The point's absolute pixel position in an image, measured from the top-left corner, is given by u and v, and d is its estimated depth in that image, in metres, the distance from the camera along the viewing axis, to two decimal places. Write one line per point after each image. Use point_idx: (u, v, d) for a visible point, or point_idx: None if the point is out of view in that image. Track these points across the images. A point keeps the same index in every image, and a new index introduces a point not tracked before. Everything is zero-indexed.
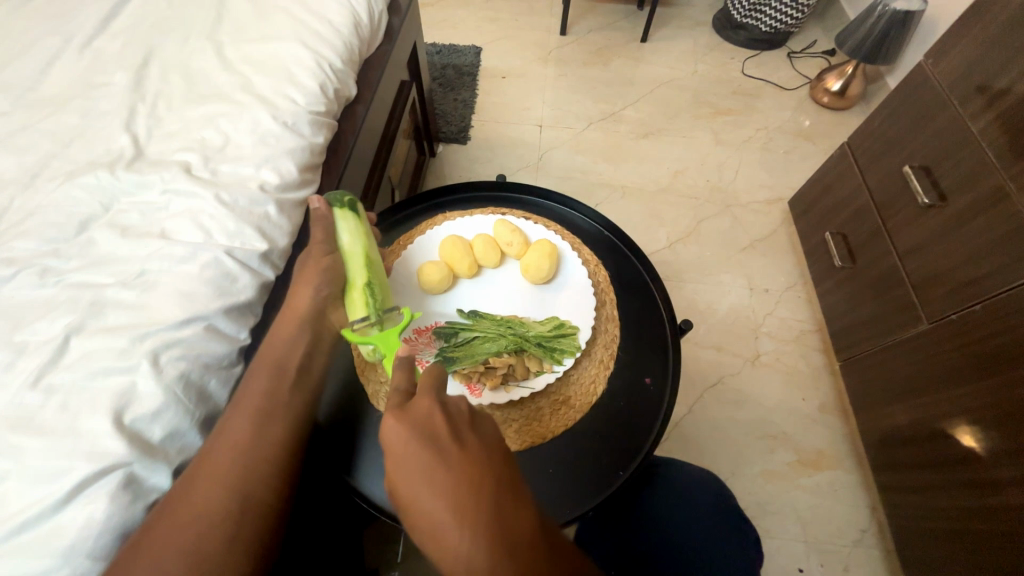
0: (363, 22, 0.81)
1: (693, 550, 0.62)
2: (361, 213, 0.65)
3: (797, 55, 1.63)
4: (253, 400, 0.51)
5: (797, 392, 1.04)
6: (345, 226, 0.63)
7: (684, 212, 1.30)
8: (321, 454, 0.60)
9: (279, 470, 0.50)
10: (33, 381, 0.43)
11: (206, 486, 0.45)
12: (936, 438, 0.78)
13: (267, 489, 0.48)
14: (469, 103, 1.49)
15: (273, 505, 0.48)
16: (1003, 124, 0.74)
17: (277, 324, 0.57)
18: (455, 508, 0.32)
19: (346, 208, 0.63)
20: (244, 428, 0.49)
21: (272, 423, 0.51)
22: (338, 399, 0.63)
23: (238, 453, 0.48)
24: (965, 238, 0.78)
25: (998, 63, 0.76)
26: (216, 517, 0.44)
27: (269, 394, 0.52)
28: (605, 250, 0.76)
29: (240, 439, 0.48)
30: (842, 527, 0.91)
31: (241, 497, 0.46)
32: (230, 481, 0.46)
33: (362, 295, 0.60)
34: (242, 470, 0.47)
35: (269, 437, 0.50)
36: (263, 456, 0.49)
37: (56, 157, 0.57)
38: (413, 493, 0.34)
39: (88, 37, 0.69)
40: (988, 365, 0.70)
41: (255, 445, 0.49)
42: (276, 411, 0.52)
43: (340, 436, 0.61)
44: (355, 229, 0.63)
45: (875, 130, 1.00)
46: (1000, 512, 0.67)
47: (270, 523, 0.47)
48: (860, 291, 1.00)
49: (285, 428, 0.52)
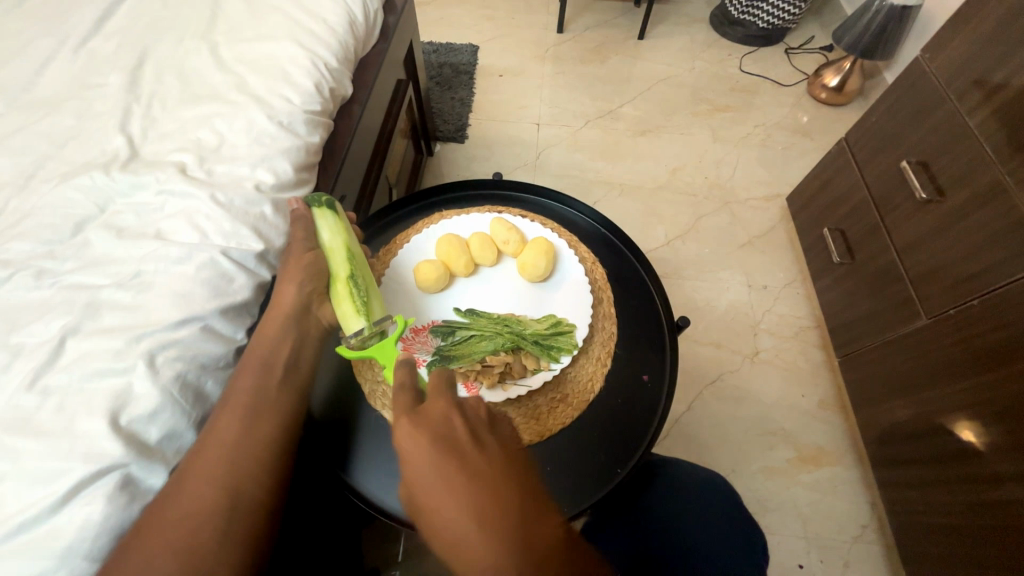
0: (358, 20, 0.81)
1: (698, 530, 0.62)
2: (339, 210, 0.64)
3: (795, 51, 1.63)
4: (243, 400, 0.51)
5: (796, 388, 1.04)
6: (325, 225, 0.62)
7: (683, 209, 1.30)
8: (317, 454, 0.60)
9: (270, 469, 0.50)
10: (29, 384, 0.43)
11: (197, 484, 0.45)
12: (935, 433, 0.78)
13: (257, 487, 0.48)
14: (467, 101, 1.49)
15: (264, 504, 0.48)
16: (1000, 118, 0.74)
17: (273, 324, 0.57)
18: (479, 518, 0.38)
19: (325, 208, 0.62)
20: (235, 426, 0.49)
21: (263, 421, 0.52)
22: (332, 399, 0.63)
23: (230, 451, 0.48)
24: (963, 233, 0.78)
25: (995, 57, 0.76)
26: (206, 515, 0.44)
27: (259, 393, 0.53)
28: (602, 247, 0.76)
29: (231, 438, 0.49)
30: (842, 523, 0.91)
31: (233, 496, 0.46)
32: (222, 479, 0.46)
33: (347, 287, 0.59)
34: (233, 468, 0.47)
35: (260, 436, 0.51)
36: (253, 455, 0.49)
37: (51, 158, 0.57)
38: (440, 503, 0.40)
39: (82, 38, 0.69)
40: (987, 360, 0.70)
41: (245, 444, 0.49)
42: (266, 410, 0.52)
43: (334, 434, 0.61)
44: (335, 226, 0.62)
45: (873, 125, 1.00)
46: (1000, 507, 0.67)
47: (261, 521, 0.47)
48: (859, 286, 1.00)
49: (275, 428, 0.52)
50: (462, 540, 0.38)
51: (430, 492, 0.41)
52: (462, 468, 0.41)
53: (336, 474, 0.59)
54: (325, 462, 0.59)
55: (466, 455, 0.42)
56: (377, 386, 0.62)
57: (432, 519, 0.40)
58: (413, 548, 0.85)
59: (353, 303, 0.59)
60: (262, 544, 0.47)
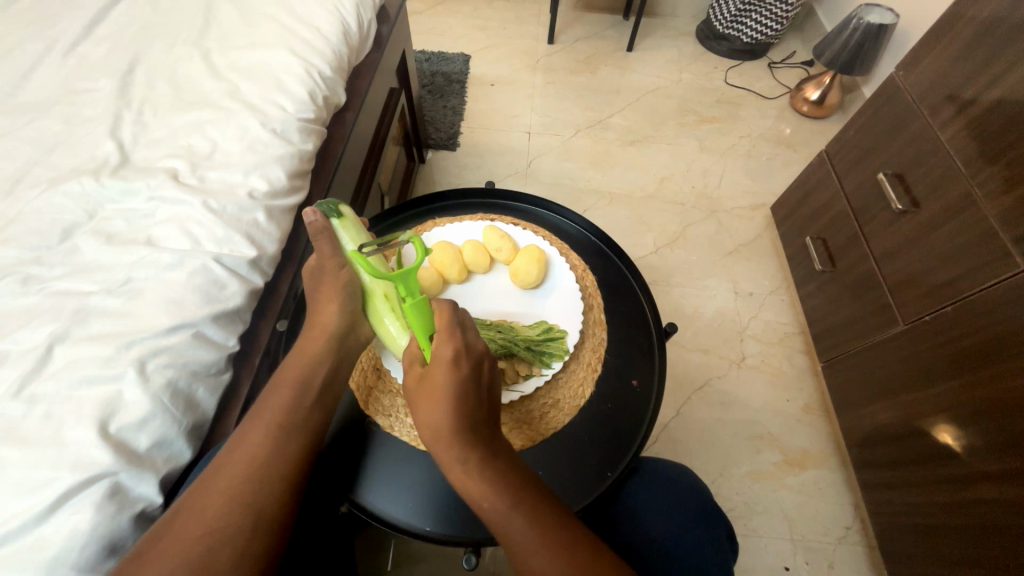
0: (352, 30, 0.82)
1: (694, 529, 0.60)
2: (357, 219, 0.63)
3: (778, 65, 1.68)
4: (270, 417, 0.51)
5: (782, 393, 1.06)
6: (346, 235, 0.61)
7: (670, 218, 1.32)
8: (330, 466, 0.59)
9: (296, 486, 0.49)
10: (16, 392, 0.43)
11: (216, 500, 0.44)
12: (914, 436, 0.80)
13: (277, 507, 0.46)
14: (458, 110, 1.51)
15: (283, 522, 0.47)
16: (970, 132, 0.77)
17: (310, 344, 0.57)
18: (472, 433, 0.48)
19: (344, 218, 0.61)
20: (256, 446, 0.49)
21: (291, 440, 0.51)
22: (346, 413, 0.62)
23: (255, 469, 0.47)
24: (936, 242, 0.81)
25: (964, 74, 0.80)
26: (229, 532, 0.43)
27: (290, 412, 0.52)
28: (593, 254, 0.78)
29: (255, 455, 0.48)
30: (827, 525, 0.93)
31: (254, 514, 0.45)
32: (245, 495, 0.45)
33: (385, 302, 0.60)
34: (255, 485, 0.46)
35: (288, 453, 0.50)
36: (279, 472, 0.48)
37: (39, 163, 0.56)
38: (443, 402, 0.49)
39: (72, 42, 0.68)
40: (964, 363, 0.72)
41: (269, 463, 0.48)
42: (292, 427, 0.51)
43: (348, 447, 0.60)
44: (357, 237, 0.61)
45: (851, 139, 1.03)
46: (976, 505, 0.69)
47: (277, 541, 0.46)
48: (839, 293, 1.02)
49: (297, 444, 0.51)
50: (443, 440, 0.48)
51: (439, 393, 0.50)
52: (474, 388, 0.51)
53: (335, 487, 0.58)
54: (322, 477, 0.59)
55: (474, 378, 0.52)
56: (372, 392, 0.63)
57: (429, 412, 0.50)
58: (404, 557, 0.85)
59: (394, 318, 0.60)
60: (272, 564, 0.45)
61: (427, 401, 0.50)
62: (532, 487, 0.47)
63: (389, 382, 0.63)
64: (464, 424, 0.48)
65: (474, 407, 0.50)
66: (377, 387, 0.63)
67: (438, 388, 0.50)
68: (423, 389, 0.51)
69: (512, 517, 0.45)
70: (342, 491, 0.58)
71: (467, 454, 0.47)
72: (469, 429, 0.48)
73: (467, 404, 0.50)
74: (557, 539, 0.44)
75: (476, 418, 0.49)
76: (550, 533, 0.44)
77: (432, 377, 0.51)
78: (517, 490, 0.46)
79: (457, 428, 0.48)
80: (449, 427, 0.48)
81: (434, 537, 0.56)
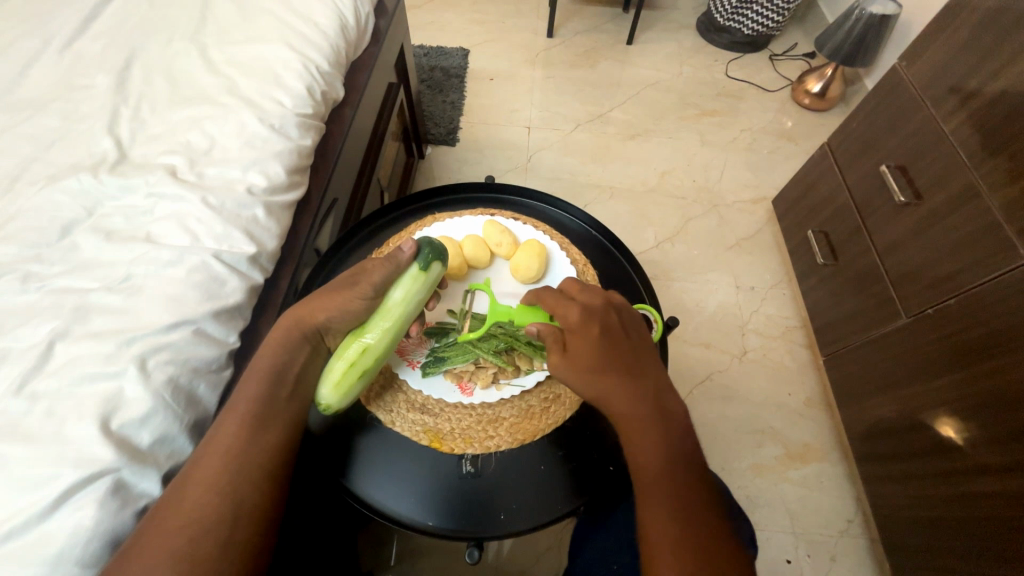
0: (349, 24, 0.81)
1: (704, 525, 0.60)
2: (434, 283, 0.58)
3: (780, 57, 1.67)
4: (246, 407, 0.49)
5: (784, 387, 1.06)
6: (406, 286, 0.56)
7: (672, 212, 1.32)
8: (326, 457, 0.59)
9: (277, 476, 0.49)
10: (17, 389, 0.43)
11: (198, 492, 0.44)
12: (917, 429, 0.80)
13: (261, 496, 0.47)
14: (457, 105, 1.50)
15: (265, 512, 0.47)
16: (974, 124, 0.77)
17: (285, 332, 0.54)
18: (630, 389, 0.53)
19: (423, 274, 0.56)
20: (233, 435, 0.48)
21: (268, 429, 0.50)
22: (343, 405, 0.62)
23: (233, 459, 0.46)
24: (940, 234, 0.80)
25: (968, 66, 0.79)
26: (209, 522, 0.43)
27: (261, 401, 0.50)
28: (593, 250, 0.77)
29: (232, 446, 0.47)
30: (830, 518, 0.93)
31: (235, 503, 0.45)
32: (226, 484, 0.45)
33: (353, 354, 0.54)
34: (236, 475, 0.46)
35: (266, 441, 0.49)
36: (258, 461, 0.48)
37: (38, 160, 0.56)
38: (598, 362, 0.54)
39: (68, 39, 0.68)
40: (966, 355, 0.72)
41: (246, 452, 0.47)
42: (272, 418, 0.50)
43: (340, 438, 0.60)
44: (411, 296, 0.56)
45: (853, 131, 1.03)
46: (978, 499, 0.69)
47: (263, 529, 0.46)
48: (841, 286, 1.02)
49: (278, 434, 0.50)
50: (603, 395, 0.53)
51: (592, 350, 0.54)
52: (626, 352, 0.55)
53: (333, 479, 0.58)
54: (320, 468, 0.59)
55: (624, 346, 0.55)
56: (372, 388, 0.62)
57: (583, 368, 0.54)
58: (407, 551, 0.86)
59: (341, 374, 0.53)
60: (263, 555, 0.45)
61: (575, 366, 0.54)
62: (679, 440, 0.51)
63: (390, 377, 0.63)
64: (617, 387, 0.53)
65: (627, 373, 0.54)
66: (377, 382, 0.63)
67: (585, 357, 0.54)
68: (568, 358, 0.54)
69: (658, 476, 0.49)
70: (340, 483, 0.58)
71: (622, 417, 0.52)
72: (624, 394, 0.52)
73: (620, 370, 0.54)
74: (682, 504, 0.47)
75: (629, 383, 0.53)
76: (681, 497, 0.48)
77: (579, 346, 0.54)
78: (663, 452, 0.50)
79: (622, 384, 0.53)
80: (613, 381, 0.53)
81: (438, 532, 0.56)
